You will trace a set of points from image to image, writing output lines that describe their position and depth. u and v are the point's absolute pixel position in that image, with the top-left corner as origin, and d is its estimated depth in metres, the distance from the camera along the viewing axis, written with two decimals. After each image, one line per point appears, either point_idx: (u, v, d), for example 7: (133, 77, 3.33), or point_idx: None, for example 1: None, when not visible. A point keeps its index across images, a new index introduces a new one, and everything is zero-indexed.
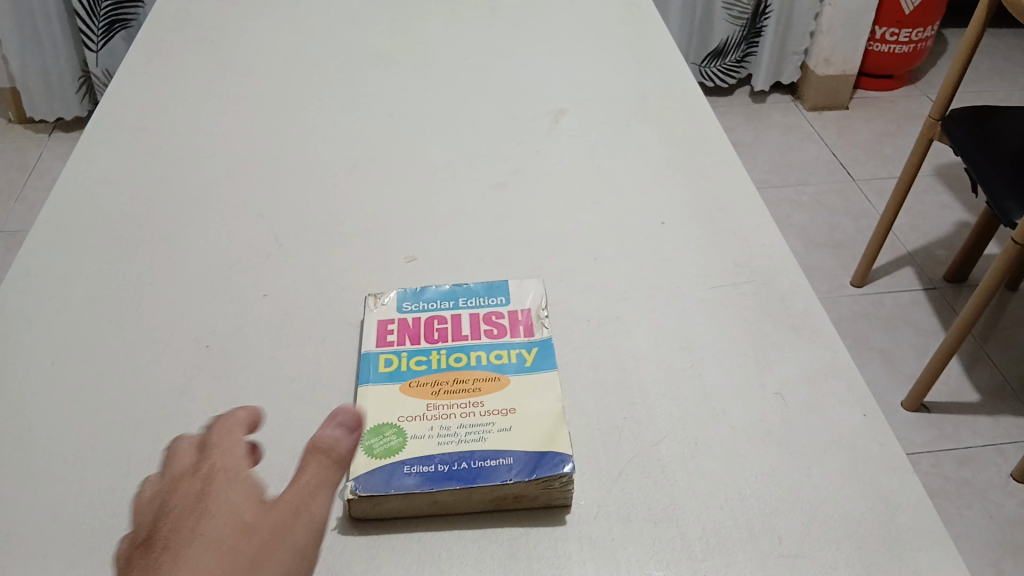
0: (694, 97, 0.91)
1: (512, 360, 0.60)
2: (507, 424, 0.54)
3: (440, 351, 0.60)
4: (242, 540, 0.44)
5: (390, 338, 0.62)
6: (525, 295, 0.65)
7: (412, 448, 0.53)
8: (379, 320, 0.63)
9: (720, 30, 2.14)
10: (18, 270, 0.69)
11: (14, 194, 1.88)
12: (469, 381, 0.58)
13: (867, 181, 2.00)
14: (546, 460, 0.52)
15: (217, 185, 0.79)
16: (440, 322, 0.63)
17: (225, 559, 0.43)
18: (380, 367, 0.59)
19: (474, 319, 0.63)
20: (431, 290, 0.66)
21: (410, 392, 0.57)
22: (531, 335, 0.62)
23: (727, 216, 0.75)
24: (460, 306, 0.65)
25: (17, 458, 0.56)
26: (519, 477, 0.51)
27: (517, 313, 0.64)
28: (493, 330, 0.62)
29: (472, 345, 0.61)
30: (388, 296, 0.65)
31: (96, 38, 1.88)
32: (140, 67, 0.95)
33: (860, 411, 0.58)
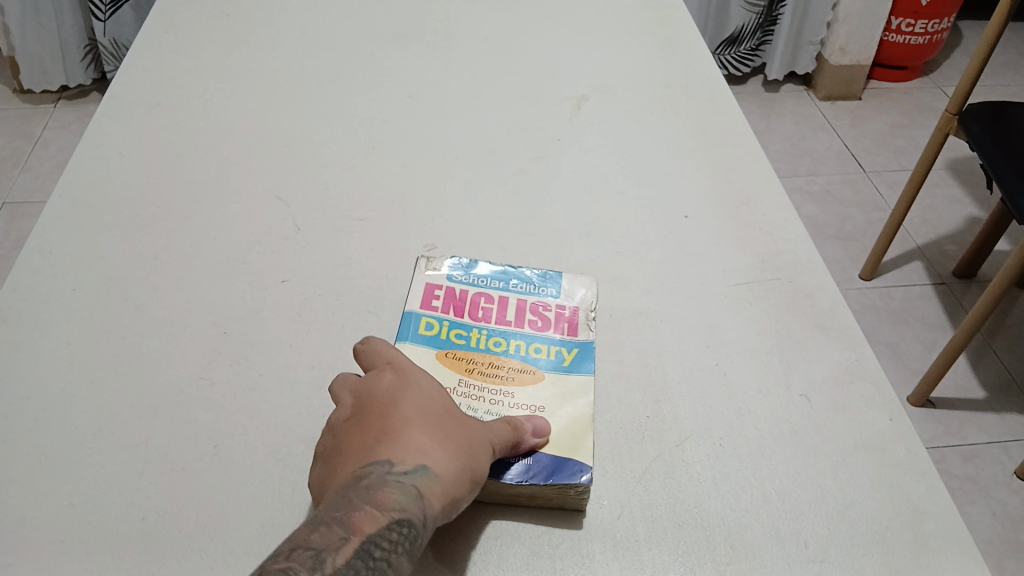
0: (718, 87, 0.90)
1: (550, 356, 0.60)
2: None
3: (480, 331, 0.61)
4: (454, 430, 0.49)
5: (434, 303, 0.63)
6: (575, 292, 0.65)
7: None
8: (427, 284, 0.64)
9: (736, 16, 2.10)
10: (31, 247, 0.68)
11: (18, 164, 1.87)
12: (505, 370, 0.59)
13: (879, 173, 1.99)
14: (565, 467, 0.51)
15: (235, 164, 0.78)
16: (485, 301, 0.64)
17: (443, 442, 0.48)
18: (421, 330, 0.60)
19: (520, 307, 0.64)
20: (484, 266, 0.67)
21: (447, 363, 0.58)
22: (573, 334, 0.62)
23: (752, 210, 0.74)
24: (508, 288, 0.65)
25: (32, 440, 0.55)
26: (534, 480, 0.50)
27: (562, 309, 0.64)
28: (535, 322, 0.63)
29: (513, 332, 0.62)
30: (440, 262, 0.66)
31: (104, 8, 1.85)
32: (156, 41, 0.94)
33: (887, 415, 0.57)
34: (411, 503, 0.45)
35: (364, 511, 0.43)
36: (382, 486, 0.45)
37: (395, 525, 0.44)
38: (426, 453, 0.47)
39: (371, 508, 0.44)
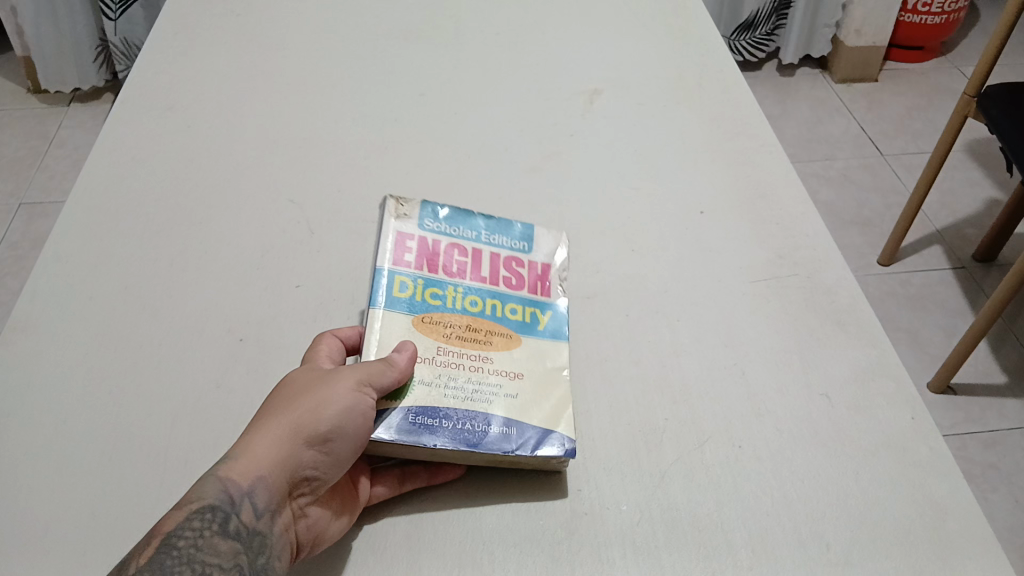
0: (732, 77, 0.89)
1: (524, 317, 0.62)
2: (513, 390, 0.56)
3: (457, 289, 0.62)
4: (287, 395, 0.48)
5: (408, 259, 0.63)
6: (549, 250, 0.67)
7: (419, 395, 0.54)
8: (401, 237, 0.65)
9: (751, 1, 2.07)
10: (47, 254, 0.68)
11: (34, 164, 1.89)
12: (483, 332, 0.59)
13: (896, 156, 1.96)
14: (550, 439, 0.53)
15: (248, 167, 0.78)
16: (458, 255, 0.65)
17: (270, 414, 0.47)
18: (395, 290, 0.60)
19: (493, 261, 0.65)
20: (456, 220, 0.68)
21: (423, 330, 0.58)
22: (547, 294, 0.64)
23: (768, 204, 0.73)
24: (479, 241, 0.67)
25: (52, 451, 0.55)
26: (522, 451, 0.52)
27: (534, 264, 0.66)
28: (510, 280, 0.64)
29: (488, 290, 0.63)
30: (412, 213, 0.67)
31: (115, 8, 1.85)
32: (166, 42, 0.93)
33: (909, 413, 0.57)
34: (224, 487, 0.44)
35: (168, 511, 0.44)
36: (203, 483, 0.45)
37: (206, 511, 0.44)
38: (249, 434, 0.46)
39: (182, 508, 0.44)
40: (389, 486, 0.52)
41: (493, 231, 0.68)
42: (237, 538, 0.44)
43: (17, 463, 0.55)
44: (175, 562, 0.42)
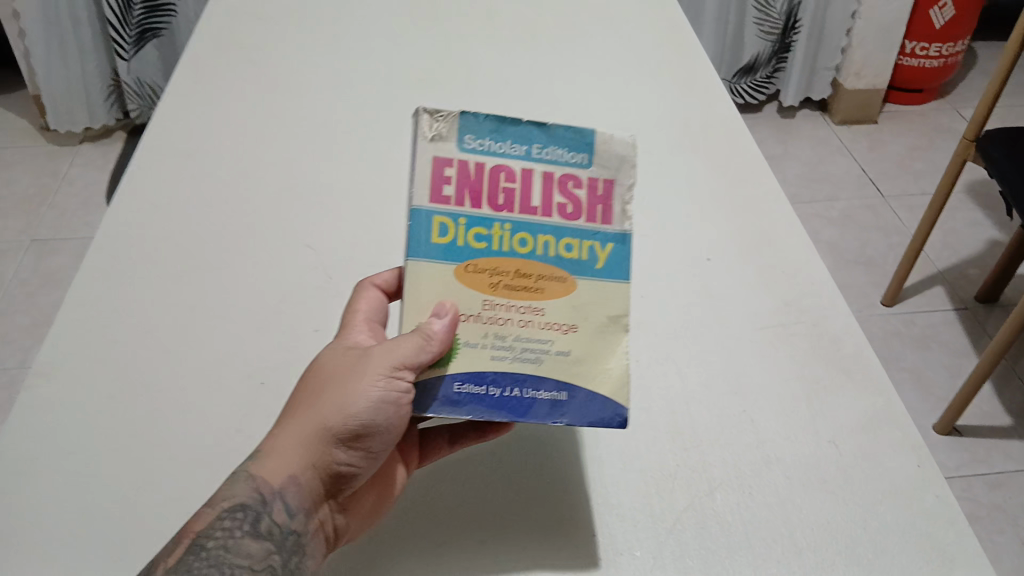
0: (737, 125, 0.91)
1: (583, 255, 0.55)
2: (566, 347, 0.54)
3: (504, 225, 0.54)
4: (319, 390, 0.50)
5: (446, 192, 0.54)
6: (616, 159, 0.57)
7: (464, 361, 0.52)
8: (436, 160, 0.54)
9: (751, 44, 2.11)
10: (70, 299, 0.70)
11: (46, 202, 1.92)
12: (534, 279, 0.54)
13: (898, 197, 1.99)
14: (601, 409, 0.53)
15: (266, 214, 0.80)
16: (506, 179, 0.55)
17: (303, 411, 0.50)
18: (433, 236, 0.53)
19: (548, 183, 0.55)
20: (501, 126, 0.56)
21: (467, 280, 0.53)
22: (610, 223, 0.56)
23: (774, 251, 0.75)
24: (532, 156, 0.56)
25: (77, 495, 0.57)
26: (572, 421, 0.52)
27: (597, 182, 0.56)
28: (567, 207, 0.56)
29: (542, 223, 0.55)
30: (448, 124, 0.55)
31: (128, 46, 1.93)
32: (185, 89, 0.96)
33: (915, 461, 0.58)
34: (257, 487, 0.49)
35: (203, 510, 0.48)
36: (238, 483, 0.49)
37: (239, 511, 0.48)
38: (284, 431, 0.50)
39: (217, 506, 0.48)
40: (440, 453, 0.58)
41: (550, 139, 0.56)
42: (267, 539, 0.47)
43: (43, 507, 0.56)
44: (205, 560, 0.46)
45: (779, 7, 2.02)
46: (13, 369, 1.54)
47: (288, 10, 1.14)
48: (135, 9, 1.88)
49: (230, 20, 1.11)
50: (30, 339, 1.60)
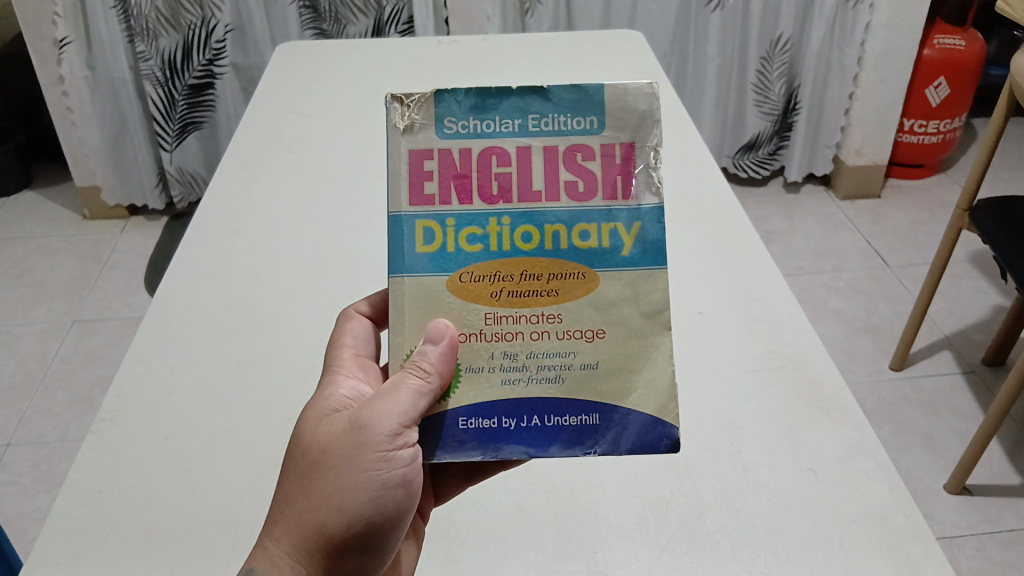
0: (726, 199, 1.00)
1: (603, 242, 0.53)
2: (591, 359, 0.53)
3: (501, 219, 0.53)
4: (314, 484, 0.50)
5: (429, 190, 0.53)
6: (631, 115, 0.53)
7: (470, 393, 0.53)
8: (414, 155, 0.53)
9: (752, 124, 2.24)
10: (133, 358, 0.80)
11: (89, 285, 2.05)
12: (544, 285, 0.53)
13: (902, 267, 2.06)
14: (636, 429, 0.53)
15: (305, 283, 0.89)
16: (499, 163, 0.53)
17: (293, 519, 0.49)
18: (418, 245, 0.53)
19: (551, 160, 0.53)
20: (487, 101, 0.53)
21: (460, 294, 0.53)
22: (630, 198, 0.53)
23: (761, 306, 0.83)
24: (528, 130, 0.53)
25: (139, 521, 0.65)
26: (605, 448, 0.53)
27: (612, 148, 0.53)
28: (577, 186, 0.53)
29: (547, 211, 0.53)
30: (422, 110, 0.53)
31: (171, 139, 2.11)
32: (231, 178, 1.08)
33: (886, 485, 0.64)
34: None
35: None
36: None
37: None
38: (273, 547, 0.49)
39: None
40: (456, 486, 0.64)
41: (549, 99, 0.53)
42: None
43: (110, 531, 0.64)
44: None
45: (777, 90, 2.16)
46: (55, 441, 1.62)
47: (322, 106, 1.27)
48: (179, 104, 2.06)
49: (268, 117, 1.23)
50: (70, 414, 1.69)
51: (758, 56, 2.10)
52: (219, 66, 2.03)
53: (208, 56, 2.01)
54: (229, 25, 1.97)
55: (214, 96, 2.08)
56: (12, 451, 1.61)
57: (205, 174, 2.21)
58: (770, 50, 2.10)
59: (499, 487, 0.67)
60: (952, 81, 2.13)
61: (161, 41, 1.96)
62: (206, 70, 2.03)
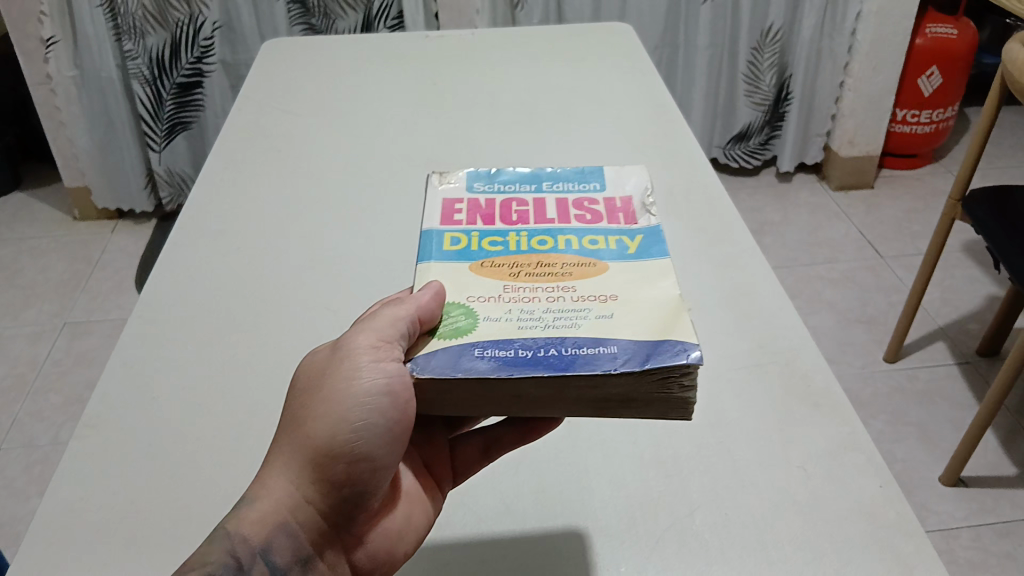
0: (716, 192, 0.99)
1: (614, 247, 0.65)
2: (606, 313, 0.57)
3: (519, 233, 0.66)
4: (306, 404, 0.54)
5: (459, 219, 0.68)
6: (623, 185, 0.73)
7: (484, 331, 0.56)
8: (449, 203, 0.71)
9: (743, 114, 2.23)
10: (115, 362, 0.79)
11: (79, 286, 2.04)
12: (558, 267, 0.62)
13: (896, 258, 2.05)
14: (659, 351, 0.52)
15: (291, 283, 0.88)
16: (518, 206, 0.70)
17: (285, 440, 0.54)
18: (446, 247, 0.65)
19: (563, 208, 0.70)
20: (507, 179, 0.74)
21: (483, 273, 0.62)
22: (632, 224, 0.68)
23: (750, 301, 0.82)
24: (542, 193, 0.73)
25: (122, 528, 0.64)
26: (628, 366, 0.52)
27: (614, 202, 0.71)
28: (583, 217, 0.69)
29: (560, 229, 0.67)
30: (458, 180, 0.74)
31: (159, 138, 2.09)
32: (217, 177, 1.07)
33: (878, 481, 0.63)
34: (240, 542, 0.53)
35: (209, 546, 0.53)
36: (241, 512, 0.54)
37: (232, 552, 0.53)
38: (268, 469, 0.54)
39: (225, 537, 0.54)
40: (473, 463, 0.67)
41: (555, 180, 0.75)
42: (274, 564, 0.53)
43: (93, 539, 0.63)
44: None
45: (767, 81, 2.15)
46: (47, 444, 1.61)
47: (308, 103, 1.26)
48: (167, 104, 2.05)
49: (254, 115, 1.22)
50: (62, 417, 1.68)
51: (748, 46, 2.09)
52: (207, 63, 2.01)
53: (196, 54, 1.99)
54: (216, 22, 1.95)
55: (202, 95, 2.07)
56: (4, 454, 1.60)
57: (194, 173, 2.20)
58: (760, 41, 2.08)
59: (486, 489, 0.66)
60: (944, 70, 2.12)
61: (148, 39, 1.94)
62: (194, 69, 2.01)
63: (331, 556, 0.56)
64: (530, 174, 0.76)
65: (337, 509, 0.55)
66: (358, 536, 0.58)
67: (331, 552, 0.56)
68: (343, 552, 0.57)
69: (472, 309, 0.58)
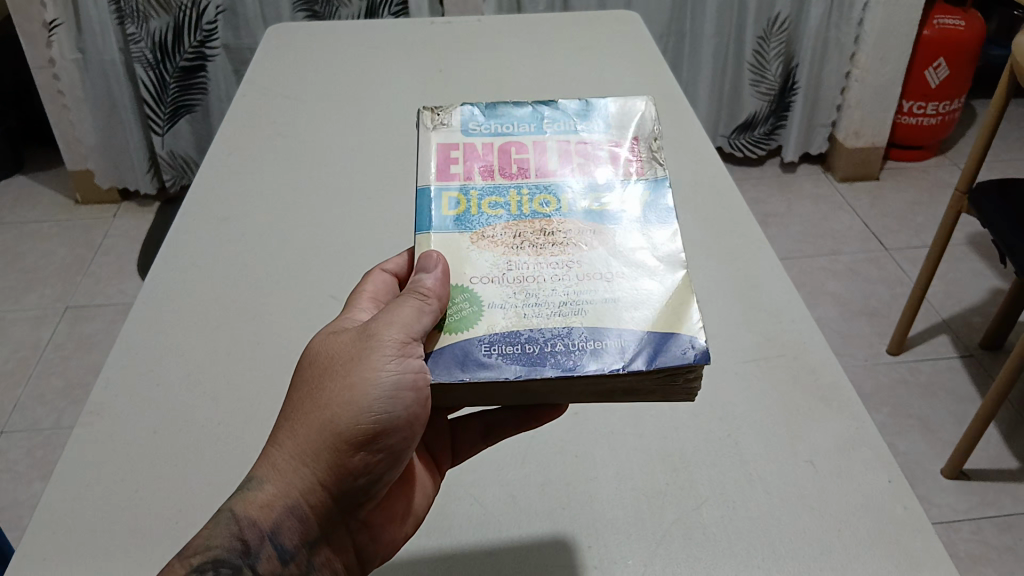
0: (725, 183, 0.98)
1: (620, 206, 0.65)
2: (612, 295, 0.58)
3: (520, 191, 0.66)
4: (324, 387, 0.53)
5: (456, 173, 0.66)
6: (626, 126, 0.71)
7: (488, 324, 0.56)
8: (443, 149, 0.68)
9: (748, 103, 2.22)
10: (120, 349, 0.78)
11: (81, 270, 2.03)
12: (562, 237, 0.62)
13: (900, 250, 2.05)
14: (666, 349, 0.53)
15: (295, 272, 0.88)
16: (516, 154, 0.69)
17: (299, 422, 0.52)
18: (446, 209, 0.63)
19: (565, 154, 0.69)
20: (503, 116, 0.72)
21: (484, 245, 0.61)
22: (638, 174, 0.67)
23: (758, 293, 0.81)
24: (542, 133, 0.70)
25: (126, 516, 0.64)
26: (636, 366, 0.53)
27: (619, 145, 0.70)
28: (586, 167, 0.68)
29: (561, 186, 0.66)
30: (451, 120, 0.71)
31: (162, 122, 2.08)
32: (220, 164, 1.06)
33: (886, 477, 0.63)
34: (247, 525, 0.52)
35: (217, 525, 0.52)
36: (249, 493, 0.52)
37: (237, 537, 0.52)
38: (279, 450, 0.52)
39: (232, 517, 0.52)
40: (472, 447, 0.66)
41: (555, 114, 0.73)
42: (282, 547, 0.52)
43: (98, 526, 0.63)
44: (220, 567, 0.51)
45: (773, 70, 2.14)
46: (49, 428, 1.62)
47: (313, 89, 1.25)
48: (170, 87, 2.03)
49: (258, 101, 1.21)
50: (64, 401, 1.68)
51: (755, 35, 2.08)
52: (210, 48, 2.00)
53: (200, 38, 1.98)
54: (220, 6, 1.94)
55: (206, 79, 2.06)
56: (7, 438, 1.60)
57: (197, 157, 2.19)
58: (767, 29, 2.07)
59: (492, 481, 0.66)
60: (951, 62, 2.10)
61: (152, 23, 1.93)
62: (197, 53, 2.00)
63: (336, 543, 0.55)
64: (526, 109, 0.73)
65: (348, 496, 0.54)
66: (363, 522, 0.57)
67: (336, 538, 0.55)
68: (346, 538, 0.56)
69: (475, 294, 0.58)
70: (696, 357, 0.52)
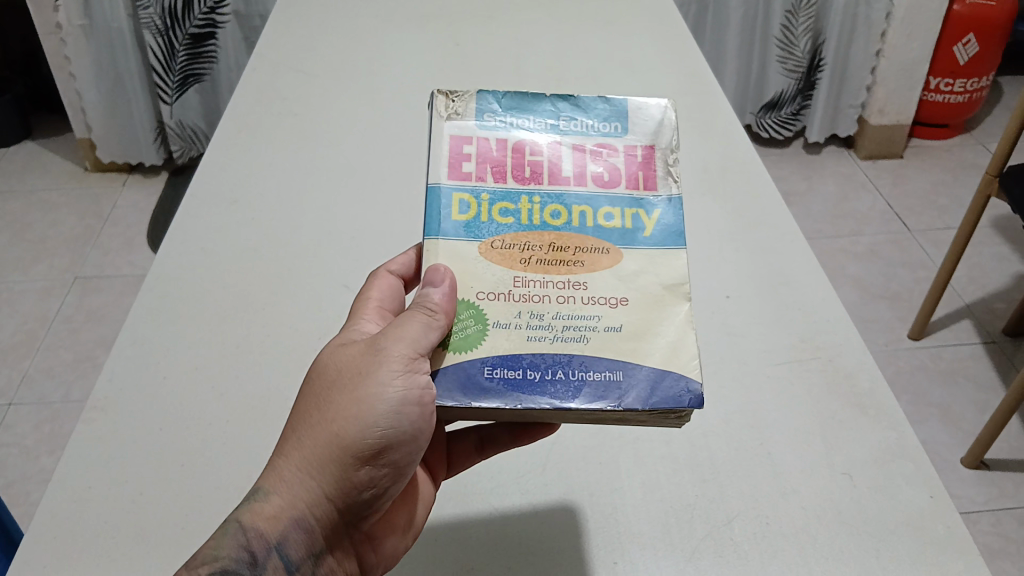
0: (754, 169, 0.94)
1: (629, 224, 0.59)
2: (616, 322, 0.55)
3: (532, 197, 0.59)
4: (330, 400, 0.50)
5: (466, 170, 0.59)
6: (649, 125, 0.63)
7: (492, 345, 0.53)
8: (454, 140, 0.60)
9: (774, 82, 2.16)
10: (124, 340, 0.75)
11: (89, 241, 2.01)
12: (572, 253, 0.57)
13: (923, 232, 2.00)
14: (665, 387, 0.53)
15: (306, 260, 0.84)
16: (531, 152, 0.61)
17: (305, 435, 0.50)
18: (455, 213, 0.58)
19: (581, 156, 0.61)
20: (519, 105, 0.63)
21: (491, 256, 0.56)
22: (651, 190, 0.60)
23: (791, 290, 0.77)
24: (557, 130, 0.62)
25: (129, 521, 0.61)
26: (634, 405, 0.52)
27: (635, 150, 0.62)
28: (602, 176, 0.61)
29: (574, 194, 0.60)
30: (463, 102, 0.62)
31: (171, 92, 2.04)
32: (230, 141, 1.02)
33: (927, 493, 0.60)
34: (254, 536, 0.50)
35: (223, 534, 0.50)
36: (255, 504, 0.50)
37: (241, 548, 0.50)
38: (285, 462, 0.50)
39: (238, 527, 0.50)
40: (468, 459, 0.63)
41: (576, 103, 0.64)
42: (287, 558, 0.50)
43: (102, 530, 0.60)
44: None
45: (802, 46, 2.07)
46: (58, 401, 1.60)
47: (326, 62, 1.21)
48: (179, 55, 1.99)
49: (269, 75, 1.17)
50: (72, 373, 1.66)
51: (783, 9, 2.01)
52: (220, 14, 1.95)
53: (209, 4, 1.93)
54: None
55: (215, 47, 2.01)
56: (15, 411, 1.58)
57: (207, 127, 2.16)
58: (795, 5, 1.99)
59: (511, 489, 0.63)
60: (981, 39, 2.03)
61: None
62: (207, 20, 1.95)
63: (341, 552, 0.53)
64: (546, 96, 0.64)
65: (353, 510, 0.52)
66: (367, 534, 0.55)
67: (342, 549, 0.53)
68: (352, 548, 0.54)
69: (481, 310, 0.55)
70: (691, 398, 0.52)
